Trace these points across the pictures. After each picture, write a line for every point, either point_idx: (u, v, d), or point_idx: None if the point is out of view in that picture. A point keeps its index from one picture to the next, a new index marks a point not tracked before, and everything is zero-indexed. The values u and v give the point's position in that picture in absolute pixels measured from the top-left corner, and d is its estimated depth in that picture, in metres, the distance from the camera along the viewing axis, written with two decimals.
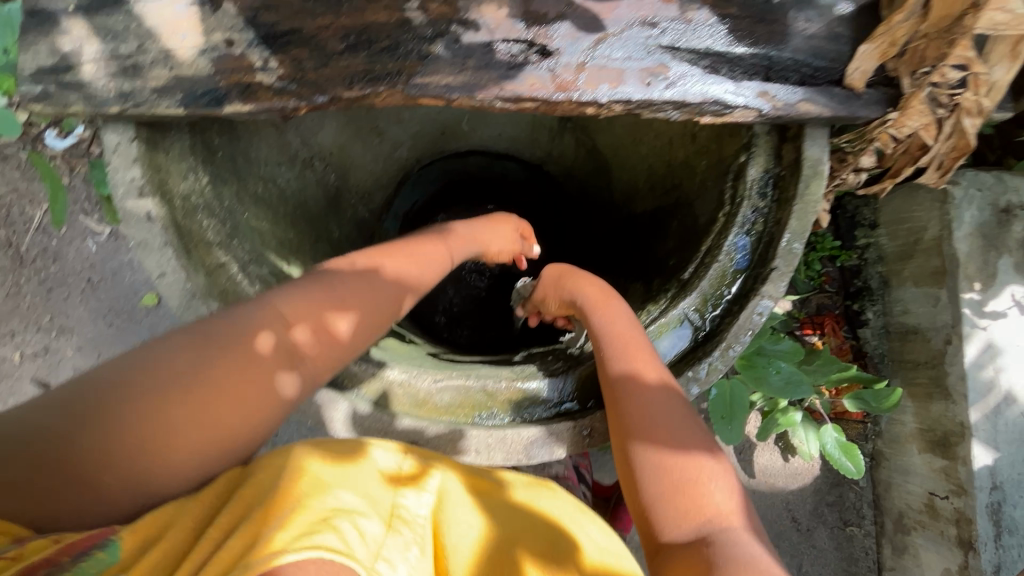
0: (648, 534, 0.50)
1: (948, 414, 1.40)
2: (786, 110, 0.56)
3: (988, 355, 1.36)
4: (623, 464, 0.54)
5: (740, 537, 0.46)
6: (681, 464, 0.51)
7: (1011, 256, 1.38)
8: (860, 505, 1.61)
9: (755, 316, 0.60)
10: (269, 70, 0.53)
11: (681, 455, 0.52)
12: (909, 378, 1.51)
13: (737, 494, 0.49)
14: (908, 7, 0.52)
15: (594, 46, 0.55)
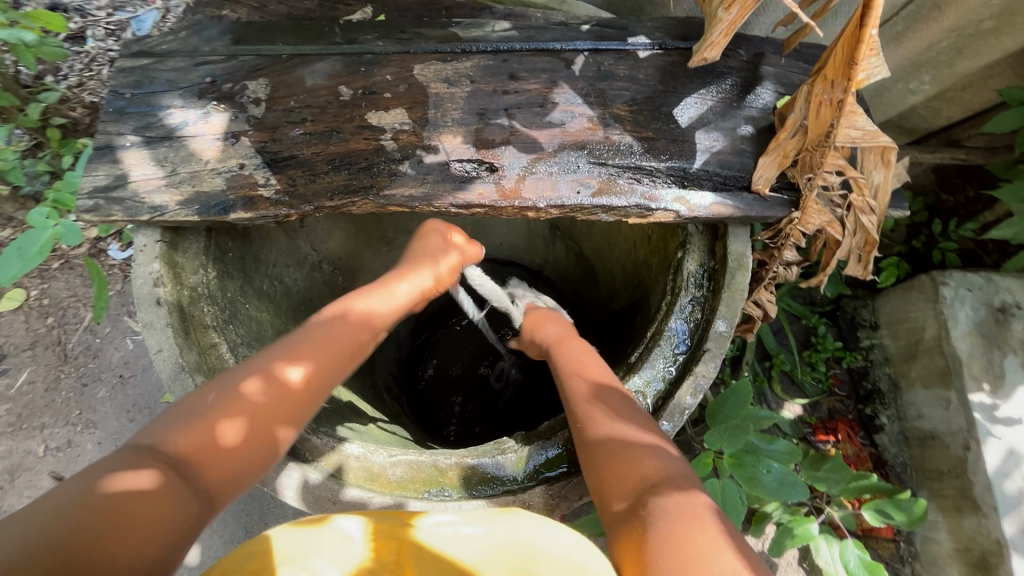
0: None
1: (982, 529, 1.27)
2: (700, 211, 0.64)
3: (1012, 463, 1.27)
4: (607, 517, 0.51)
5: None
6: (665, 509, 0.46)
7: (1017, 355, 1.34)
8: None
9: (690, 395, 0.63)
10: (269, 185, 0.66)
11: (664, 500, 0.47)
12: (935, 489, 1.41)
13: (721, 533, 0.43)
14: (790, 125, 0.61)
15: (533, 164, 0.66)
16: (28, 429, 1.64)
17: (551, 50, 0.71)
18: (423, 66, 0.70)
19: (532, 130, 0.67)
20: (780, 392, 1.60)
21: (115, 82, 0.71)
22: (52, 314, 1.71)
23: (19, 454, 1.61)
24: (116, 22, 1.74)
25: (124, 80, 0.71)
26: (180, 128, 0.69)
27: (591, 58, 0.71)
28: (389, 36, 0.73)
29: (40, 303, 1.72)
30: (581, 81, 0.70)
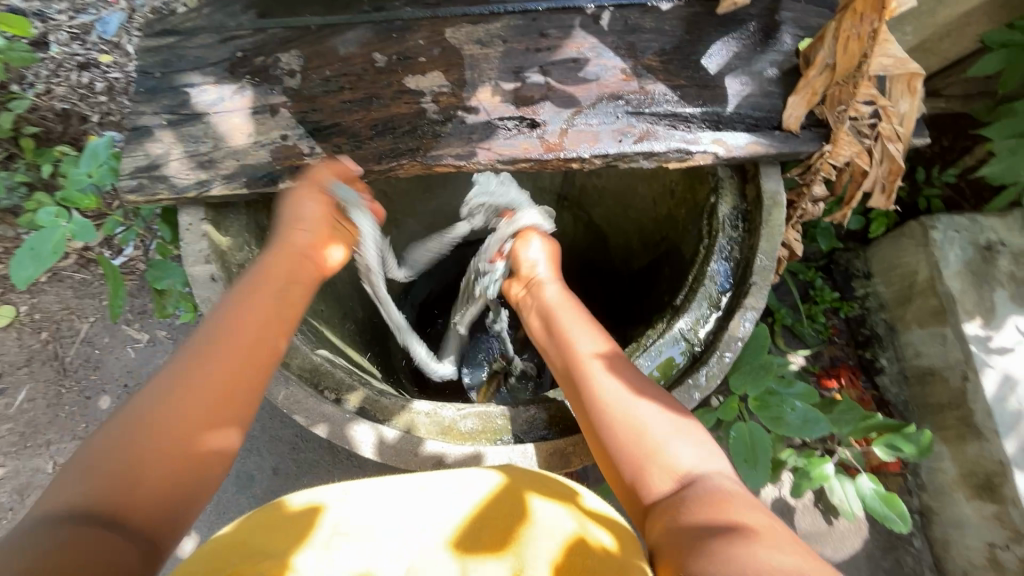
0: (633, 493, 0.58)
1: (985, 453, 1.36)
2: (736, 151, 0.67)
3: (1008, 387, 1.35)
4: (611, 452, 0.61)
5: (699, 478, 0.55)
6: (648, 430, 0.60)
7: (1004, 289, 1.42)
8: (921, 569, 1.49)
9: (743, 325, 0.68)
10: (315, 154, 0.67)
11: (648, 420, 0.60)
12: (937, 422, 1.49)
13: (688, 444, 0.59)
14: (818, 63, 0.64)
15: (572, 118, 0.68)
16: (34, 447, 1.55)
17: (576, 6, 0.73)
18: (454, 30, 0.72)
19: (568, 85, 0.70)
20: (783, 345, 1.65)
21: (142, 62, 0.70)
22: (46, 329, 1.62)
23: (27, 474, 1.53)
24: (79, 24, 1.65)
25: (151, 60, 0.71)
26: (215, 104, 0.69)
27: (617, 12, 0.73)
28: (416, 2, 0.74)
29: (31, 318, 1.62)
30: (611, 35, 0.72)
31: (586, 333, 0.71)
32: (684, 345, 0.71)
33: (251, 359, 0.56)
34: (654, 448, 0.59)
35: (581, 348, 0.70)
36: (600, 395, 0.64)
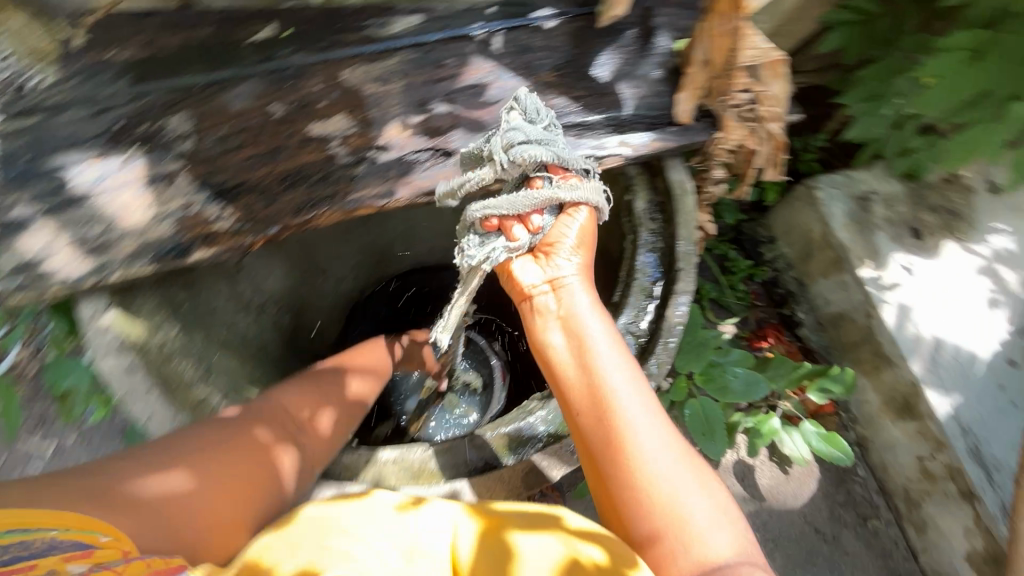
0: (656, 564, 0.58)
1: (899, 378, 1.50)
2: (641, 149, 0.72)
3: (904, 316, 1.51)
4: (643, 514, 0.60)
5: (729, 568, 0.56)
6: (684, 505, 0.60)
7: (884, 232, 1.59)
8: (869, 495, 1.64)
9: (678, 311, 0.72)
10: (226, 217, 0.65)
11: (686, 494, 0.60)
12: (855, 359, 1.65)
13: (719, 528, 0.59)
14: (696, 61, 0.71)
15: (483, 141, 0.70)
16: None
17: (467, 34, 0.75)
18: (351, 70, 0.71)
19: (474, 112, 0.71)
20: (713, 317, 1.78)
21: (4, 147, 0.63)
22: None
23: None
24: None
25: (13, 143, 0.64)
26: (97, 183, 0.63)
27: (508, 35, 0.76)
28: (306, 47, 0.72)
29: None
30: (506, 57, 0.74)
31: (620, 371, 0.67)
32: (631, 338, 0.74)
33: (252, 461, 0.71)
34: (684, 523, 0.59)
35: (613, 391, 0.65)
36: (634, 453, 0.62)
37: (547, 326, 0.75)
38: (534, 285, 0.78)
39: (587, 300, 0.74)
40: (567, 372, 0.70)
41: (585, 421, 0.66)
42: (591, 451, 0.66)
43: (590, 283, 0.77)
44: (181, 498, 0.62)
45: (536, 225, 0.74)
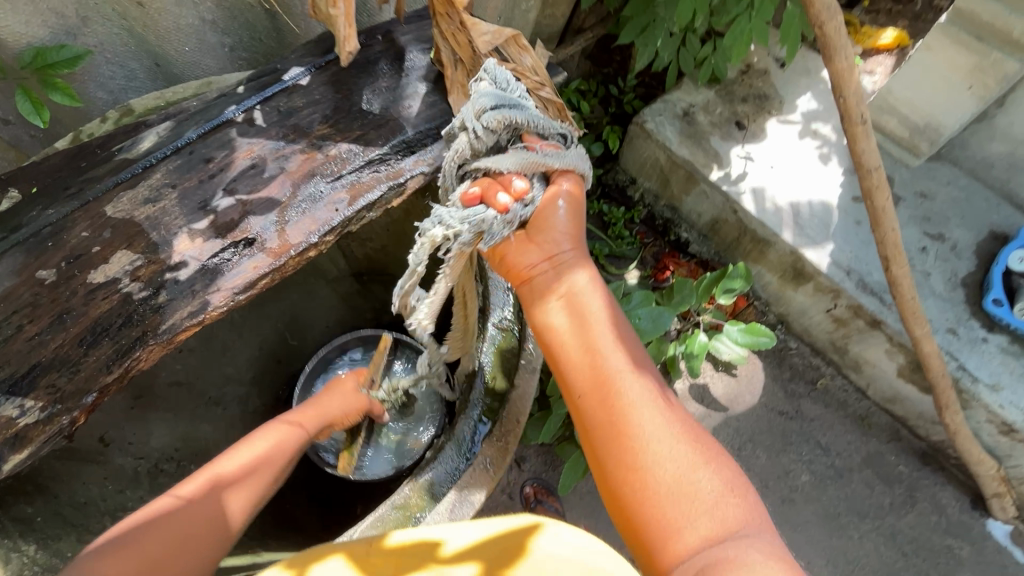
0: (667, 546, 0.60)
1: (781, 251, 1.63)
2: (438, 161, 0.75)
3: (761, 199, 1.64)
4: (658, 490, 0.62)
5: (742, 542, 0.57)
6: (692, 478, 0.63)
7: (714, 135, 1.73)
8: (808, 360, 1.76)
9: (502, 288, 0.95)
10: (27, 410, 0.58)
11: (696, 467, 0.63)
12: (743, 252, 1.77)
13: (729, 500, 0.61)
14: (448, 64, 0.76)
15: (283, 214, 0.68)
16: None
17: (225, 120, 0.72)
18: (114, 205, 0.66)
19: (260, 191, 0.69)
20: (615, 271, 1.86)
21: None
22: None
23: None
24: None
25: None
26: None
27: (265, 107, 0.74)
28: (57, 201, 0.67)
29: None
30: (272, 128, 0.73)
31: (620, 354, 0.73)
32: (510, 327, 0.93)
33: None
34: (692, 495, 0.62)
35: (616, 370, 0.71)
36: (642, 429, 0.66)
37: (547, 305, 0.80)
38: (532, 267, 0.83)
39: (584, 283, 0.79)
40: (568, 351, 0.75)
41: (589, 401, 0.70)
42: (593, 434, 0.69)
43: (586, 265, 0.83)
44: None
45: (518, 188, 0.69)
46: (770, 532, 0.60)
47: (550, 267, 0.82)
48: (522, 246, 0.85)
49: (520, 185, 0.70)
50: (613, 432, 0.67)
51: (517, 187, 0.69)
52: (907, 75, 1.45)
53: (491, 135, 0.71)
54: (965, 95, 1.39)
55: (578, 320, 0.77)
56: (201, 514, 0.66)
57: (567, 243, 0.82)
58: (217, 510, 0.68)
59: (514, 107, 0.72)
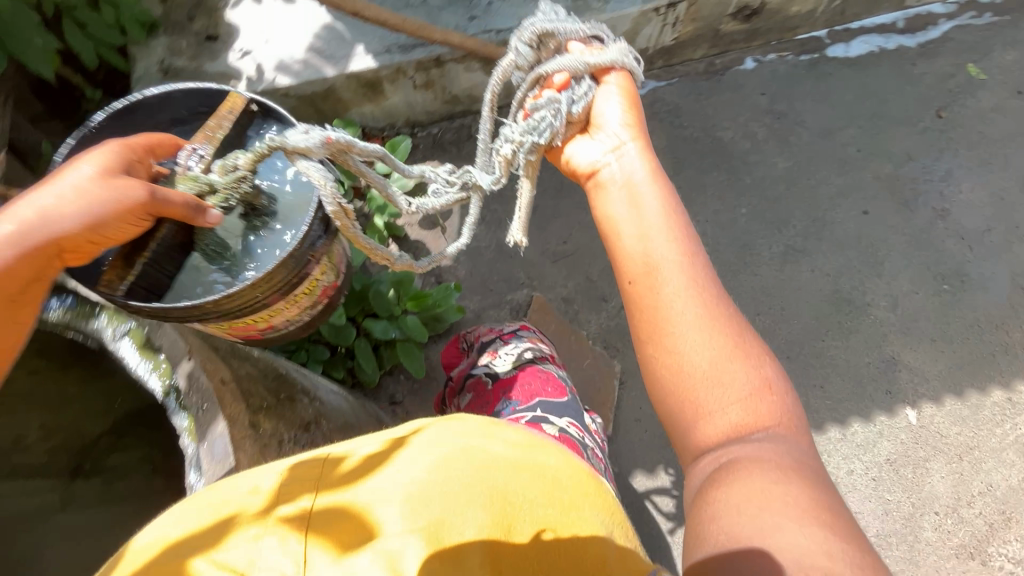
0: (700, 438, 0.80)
1: (343, 85, 1.74)
2: None
3: (288, 67, 1.69)
4: (704, 387, 0.82)
5: (775, 436, 0.75)
6: (734, 387, 0.81)
7: (205, 62, 1.69)
8: (451, 126, 1.99)
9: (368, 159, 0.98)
10: None
11: (736, 377, 0.81)
12: (331, 112, 1.84)
13: (767, 403, 0.79)
14: None
15: None
16: None
17: None
18: None
19: None
20: None
21: None
22: None
23: None
24: None
25: None
26: None
27: None
28: None
29: None
30: None
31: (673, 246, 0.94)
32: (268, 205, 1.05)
33: None
34: (724, 395, 0.80)
35: (669, 283, 0.90)
36: (676, 329, 0.86)
37: (611, 198, 1.04)
38: (594, 160, 1.10)
39: (641, 176, 1.03)
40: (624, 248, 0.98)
41: (640, 287, 0.93)
42: (640, 310, 0.92)
43: (646, 154, 1.07)
44: None
45: (560, 83, 1.10)
46: (787, 429, 0.77)
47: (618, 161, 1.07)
48: (585, 150, 1.13)
49: (558, 80, 1.11)
50: (658, 315, 0.89)
51: (557, 84, 1.10)
52: None
53: (531, 50, 1.14)
54: None
55: (632, 222, 0.98)
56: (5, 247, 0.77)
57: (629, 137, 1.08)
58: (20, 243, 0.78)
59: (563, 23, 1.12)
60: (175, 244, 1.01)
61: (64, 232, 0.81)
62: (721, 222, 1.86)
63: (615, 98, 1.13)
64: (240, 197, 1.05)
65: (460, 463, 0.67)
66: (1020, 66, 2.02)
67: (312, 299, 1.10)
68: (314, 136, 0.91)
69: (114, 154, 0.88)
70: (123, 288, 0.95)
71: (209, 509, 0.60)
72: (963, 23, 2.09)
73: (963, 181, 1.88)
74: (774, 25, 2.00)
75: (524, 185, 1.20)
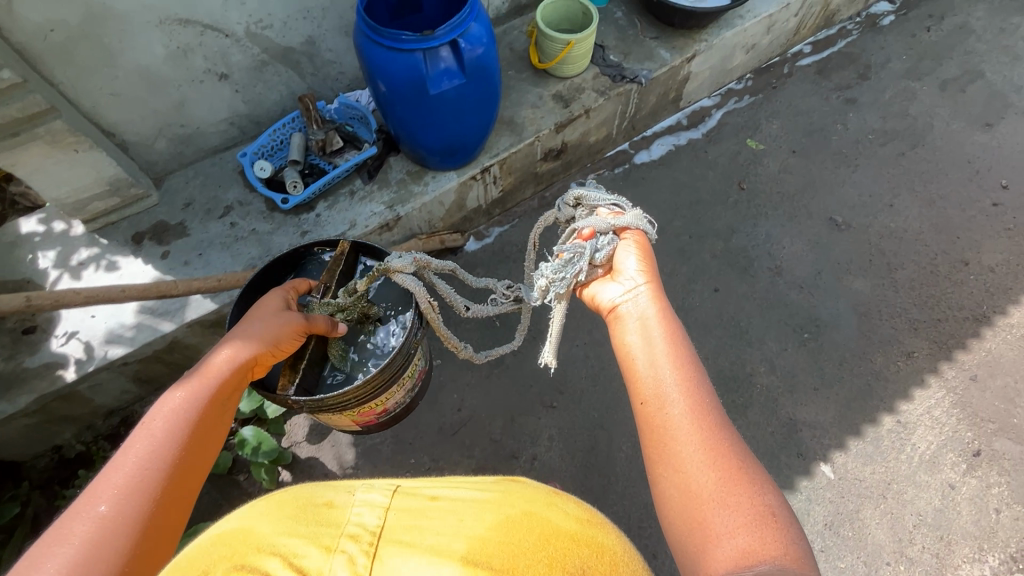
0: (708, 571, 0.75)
1: (189, 334, 1.68)
2: None
3: (122, 335, 1.61)
4: (712, 512, 0.80)
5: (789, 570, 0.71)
6: (736, 516, 0.79)
7: (26, 357, 1.57)
8: None
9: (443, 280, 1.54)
10: None
11: (742, 507, 0.80)
12: (185, 358, 1.76)
13: (776, 536, 0.76)
14: None
15: None
16: None
17: None
18: None
19: None
20: None
21: None
22: None
23: None
24: None
25: None
26: None
27: None
28: None
29: None
30: None
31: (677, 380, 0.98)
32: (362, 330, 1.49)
33: (200, 466, 0.84)
34: (728, 523, 0.78)
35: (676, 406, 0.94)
36: (683, 450, 0.88)
37: (626, 331, 1.14)
38: (612, 299, 1.25)
39: (653, 315, 1.13)
40: (636, 372, 1.04)
41: (645, 417, 0.96)
42: (649, 434, 0.95)
43: (655, 293, 1.19)
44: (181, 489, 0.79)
45: (585, 233, 1.35)
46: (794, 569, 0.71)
47: (630, 301, 1.20)
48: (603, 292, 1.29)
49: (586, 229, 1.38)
50: (667, 435, 0.91)
51: (583, 236, 1.35)
52: (36, 176, 1.54)
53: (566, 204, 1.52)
54: (86, 154, 1.58)
55: (648, 349, 1.05)
56: (231, 345, 1.04)
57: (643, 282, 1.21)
58: (238, 350, 1.03)
59: (594, 191, 1.47)
60: (314, 355, 1.45)
61: (260, 347, 1.08)
62: (598, 340, 1.94)
63: (632, 250, 1.30)
64: (356, 312, 1.49)
65: (523, 530, 0.72)
66: (786, 131, 2.40)
67: (412, 380, 1.61)
68: (407, 260, 1.41)
69: (279, 299, 1.23)
70: (289, 387, 1.37)
71: (290, 518, 0.74)
72: (730, 109, 2.48)
73: (783, 237, 2.13)
74: (582, 154, 2.25)
75: (557, 311, 1.43)
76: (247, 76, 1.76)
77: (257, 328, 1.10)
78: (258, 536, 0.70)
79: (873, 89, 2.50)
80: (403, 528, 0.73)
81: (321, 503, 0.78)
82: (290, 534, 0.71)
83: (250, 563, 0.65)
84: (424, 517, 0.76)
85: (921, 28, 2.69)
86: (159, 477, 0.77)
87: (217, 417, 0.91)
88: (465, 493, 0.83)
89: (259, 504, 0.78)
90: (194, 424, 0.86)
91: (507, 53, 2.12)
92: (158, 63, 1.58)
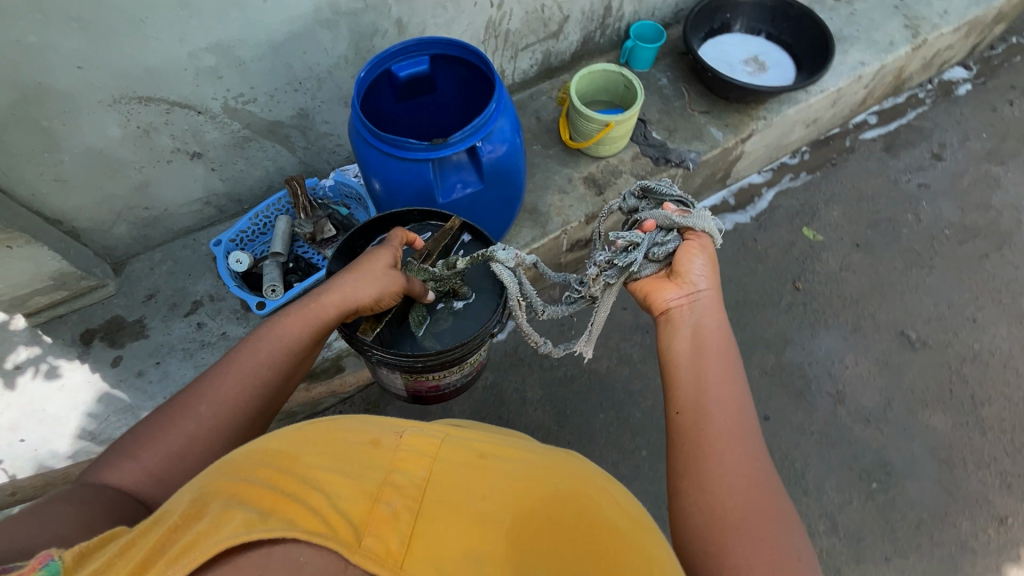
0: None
1: None
2: None
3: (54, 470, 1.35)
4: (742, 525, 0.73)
5: None
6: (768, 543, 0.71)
7: None
8: None
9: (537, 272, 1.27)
10: None
11: (777, 534, 0.72)
12: None
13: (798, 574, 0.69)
14: None
15: None
16: None
17: None
18: None
19: None
20: None
21: None
22: None
23: None
24: None
25: None
26: None
27: None
28: None
29: None
30: None
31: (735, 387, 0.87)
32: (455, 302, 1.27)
33: (266, 401, 0.92)
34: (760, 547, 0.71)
35: (713, 406, 0.84)
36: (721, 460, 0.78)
37: (671, 304, 1.04)
38: (672, 298, 1.05)
39: (713, 320, 0.98)
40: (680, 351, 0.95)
41: (687, 401, 0.87)
42: (694, 425, 0.84)
43: (713, 292, 1.03)
44: (244, 420, 0.88)
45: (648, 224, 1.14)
46: None
47: (686, 307, 1.02)
48: (660, 287, 1.07)
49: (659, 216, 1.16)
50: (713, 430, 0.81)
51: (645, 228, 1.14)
52: None
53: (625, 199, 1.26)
54: (23, 249, 1.31)
55: (710, 324, 0.97)
56: (331, 298, 0.99)
57: (704, 285, 1.02)
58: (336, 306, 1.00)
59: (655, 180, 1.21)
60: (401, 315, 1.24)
61: (355, 305, 1.02)
62: (625, 476, 1.64)
63: (699, 254, 1.07)
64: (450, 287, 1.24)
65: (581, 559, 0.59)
66: (847, 219, 2.08)
67: (471, 365, 1.43)
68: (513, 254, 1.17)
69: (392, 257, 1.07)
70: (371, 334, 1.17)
71: (343, 468, 0.64)
72: (783, 188, 2.16)
73: (845, 353, 1.81)
74: None
75: (601, 312, 1.22)
76: (226, 153, 1.48)
77: (352, 281, 1.01)
78: (303, 473, 0.63)
79: (948, 173, 2.18)
80: (459, 518, 0.61)
81: (377, 462, 0.66)
82: (339, 485, 0.62)
83: (298, 506, 0.58)
84: (478, 506, 0.63)
85: (1004, 101, 2.37)
86: (227, 411, 0.86)
87: (294, 364, 0.96)
88: (529, 447, 0.79)
89: (310, 441, 0.68)
90: (268, 374, 0.91)
91: (533, 122, 1.83)
92: (114, 144, 1.30)
